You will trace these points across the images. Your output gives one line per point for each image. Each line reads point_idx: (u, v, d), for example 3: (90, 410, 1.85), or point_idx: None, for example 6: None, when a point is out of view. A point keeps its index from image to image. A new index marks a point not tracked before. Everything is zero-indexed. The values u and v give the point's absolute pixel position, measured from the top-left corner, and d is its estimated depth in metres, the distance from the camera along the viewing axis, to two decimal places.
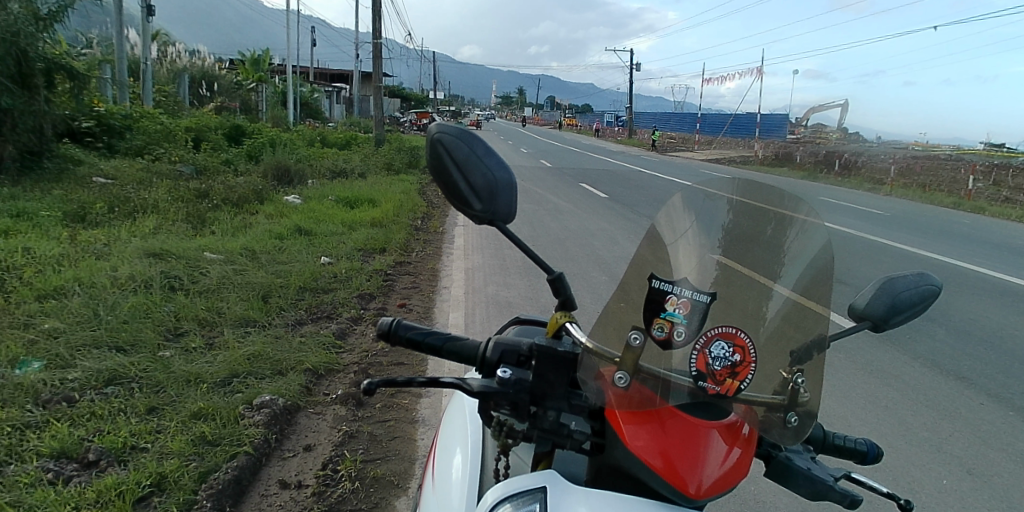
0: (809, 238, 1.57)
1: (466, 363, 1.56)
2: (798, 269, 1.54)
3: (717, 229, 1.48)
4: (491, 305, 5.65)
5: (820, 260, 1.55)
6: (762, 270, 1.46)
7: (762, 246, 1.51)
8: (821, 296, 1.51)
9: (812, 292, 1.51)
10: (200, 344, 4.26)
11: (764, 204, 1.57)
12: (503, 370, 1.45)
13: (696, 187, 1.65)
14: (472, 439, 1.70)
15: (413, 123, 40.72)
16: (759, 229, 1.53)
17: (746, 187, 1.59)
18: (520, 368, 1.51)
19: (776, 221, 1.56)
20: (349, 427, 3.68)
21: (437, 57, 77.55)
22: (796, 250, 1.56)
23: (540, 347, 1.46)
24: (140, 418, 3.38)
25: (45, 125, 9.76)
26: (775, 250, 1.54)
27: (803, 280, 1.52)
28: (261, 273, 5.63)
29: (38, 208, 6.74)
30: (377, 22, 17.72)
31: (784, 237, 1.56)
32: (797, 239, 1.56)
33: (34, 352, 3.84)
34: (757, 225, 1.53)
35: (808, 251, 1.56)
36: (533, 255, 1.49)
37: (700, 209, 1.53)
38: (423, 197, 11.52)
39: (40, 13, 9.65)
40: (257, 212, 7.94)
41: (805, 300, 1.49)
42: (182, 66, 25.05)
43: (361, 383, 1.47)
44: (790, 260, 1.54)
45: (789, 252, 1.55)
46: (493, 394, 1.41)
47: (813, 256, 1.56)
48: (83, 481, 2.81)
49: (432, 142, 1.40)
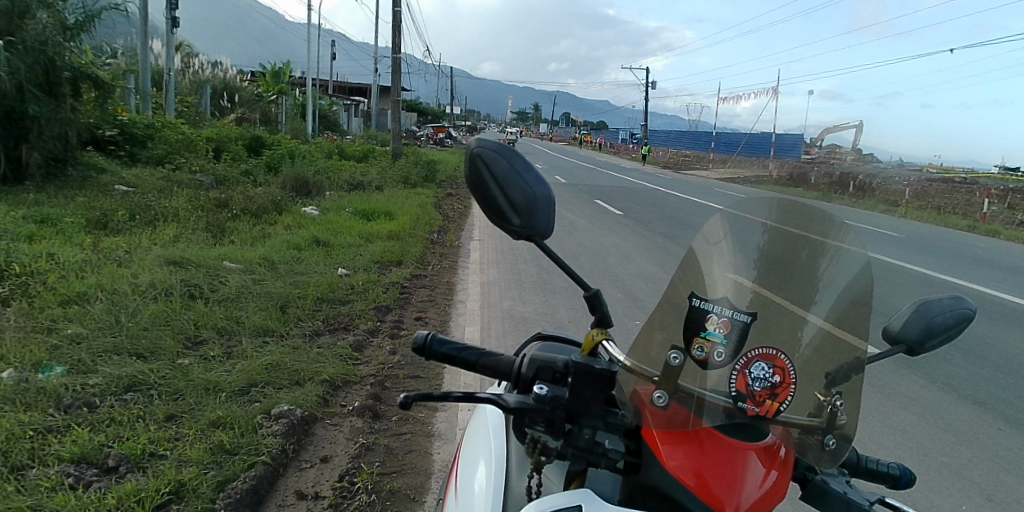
0: (841, 268, 1.57)
1: (501, 379, 1.52)
2: (831, 298, 1.53)
3: (751, 252, 1.49)
4: (506, 321, 5.64)
5: (854, 288, 1.55)
6: (796, 300, 1.45)
7: (795, 274, 1.52)
8: (855, 326, 1.49)
9: (846, 322, 1.50)
10: (220, 352, 4.28)
11: (797, 228, 1.57)
12: (539, 387, 1.39)
13: (734, 214, 1.64)
14: (496, 457, 1.68)
15: (430, 138, 41.04)
16: (793, 255, 1.54)
17: (779, 213, 1.59)
18: (555, 384, 1.47)
19: (809, 249, 1.56)
20: (365, 439, 3.68)
21: (454, 72, 78.15)
22: (829, 279, 1.55)
23: (577, 364, 1.38)
24: (159, 425, 3.40)
25: (70, 133, 9.91)
26: (808, 279, 1.53)
27: (836, 310, 1.51)
28: (280, 283, 5.66)
29: (61, 215, 6.82)
30: (395, 36, 17.87)
31: (816, 265, 1.55)
32: (829, 268, 1.56)
33: (58, 357, 3.90)
34: (791, 252, 1.53)
35: (840, 281, 1.55)
36: (571, 272, 1.47)
37: (735, 235, 1.55)
38: (441, 211, 11.56)
39: (67, 23, 9.83)
40: (276, 222, 7.97)
41: (839, 331, 1.47)
42: (205, 78, 25.39)
43: (397, 397, 1.43)
44: (822, 289, 1.53)
45: (822, 280, 1.54)
46: (527, 411, 1.35)
47: (845, 285, 1.55)
48: (103, 486, 2.83)
49: (472, 157, 1.40)
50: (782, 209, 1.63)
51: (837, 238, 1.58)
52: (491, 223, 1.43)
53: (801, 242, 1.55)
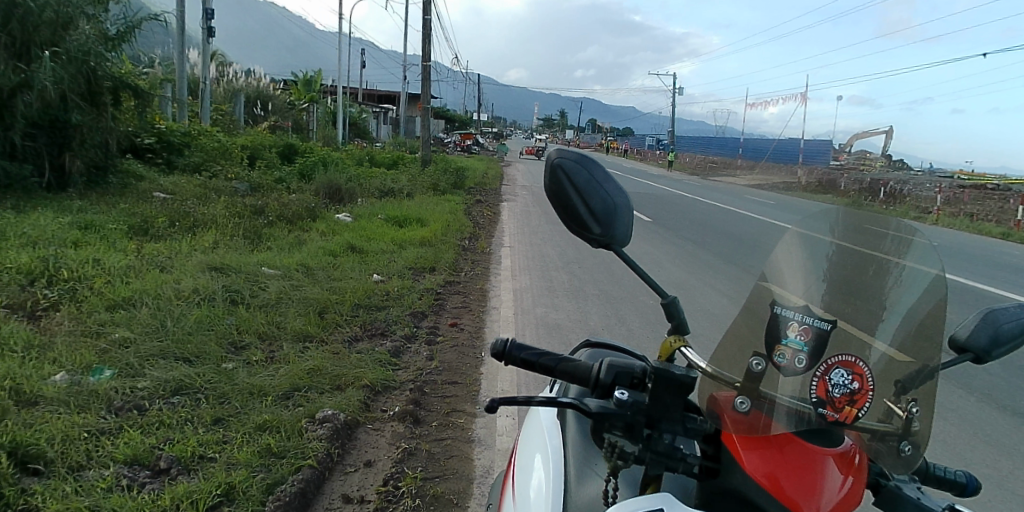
0: (906, 289, 1.60)
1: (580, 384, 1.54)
2: (897, 318, 1.54)
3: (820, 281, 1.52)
4: (540, 327, 5.66)
5: (920, 309, 1.56)
6: (863, 324, 1.46)
7: (863, 294, 1.54)
8: (920, 350, 1.50)
9: (912, 346, 1.50)
10: (262, 357, 4.34)
11: (866, 246, 1.58)
12: (621, 393, 1.45)
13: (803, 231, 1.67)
14: (552, 471, 1.67)
15: (457, 145, 41.27)
16: (861, 274, 1.57)
17: (847, 231, 1.62)
18: (634, 390, 1.49)
19: (876, 267, 1.59)
20: (407, 444, 3.71)
21: (478, 80, 78.53)
22: (894, 300, 1.58)
23: (657, 370, 1.42)
24: (207, 428, 3.46)
25: (111, 141, 10.15)
26: (874, 300, 1.55)
27: (903, 331, 1.51)
28: (318, 288, 5.73)
29: (104, 222, 6.97)
30: (424, 44, 18.03)
31: (882, 284, 1.59)
32: (894, 288, 1.59)
33: (106, 361, 3.98)
34: (860, 273, 1.57)
35: (907, 300, 1.58)
36: (649, 278, 1.59)
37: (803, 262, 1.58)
38: (471, 218, 11.62)
39: (109, 34, 10.14)
40: (311, 229, 8.08)
41: (901, 355, 1.47)
42: (238, 86, 25.84)
43: (484, 401, 1.46)
44: (889, 310, 1.55)
45: (888, 300, 1.57)
46: (610, 414, 1.40)
47: (911, 305, 1.57)
48: (156, 488, 2.89)
49: (553, 168, 1.46)
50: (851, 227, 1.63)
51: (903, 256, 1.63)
52: (569, 230, 1.48)
53: (868, 261, 1.58)
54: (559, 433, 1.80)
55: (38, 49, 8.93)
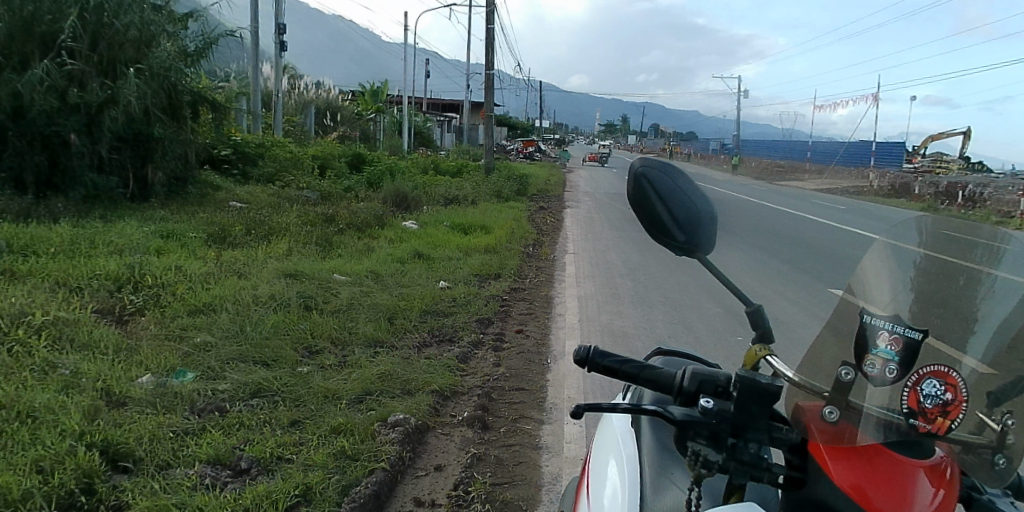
0: (999, 301, 1.49)
1: (662, 392, 1.53)
2: (988, 333, 1.45)
3: (906, 292, 1.47)
4: (605, 335, 5.63)
5: (1015, 321, 1.46)
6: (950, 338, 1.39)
7: (950, 305, 1.46)
8: (1013, 364, 1.41)
9: (1005, 362, 1.41)
10: (334, 361, 4.47)
11: (951, 258, 1.53)
12: (705, 400, 1.42)
13: (889, 246, 1.62)
14: (628, 485, 1.64)
15: (519, 152, 41.45)
16: (949, 285, 1.49)
17: (933, 241, 1.57)
18: (719, 399, 1.47)
19: (965, 277, 1.51)
20: (476, 450, 3.75)
21: (539, 87, 78.78)
22: (986, 312, 1.48)
23: (741, 379, 1.38)
24: (284, 429, 3.58)
25: (190, 153, 10.65)
26: (963, 313, 1.47)
27: (996, 346, 1.42)
28: (387, 295, 5.86)
29: (185, 230, 7.31)
30: (486, 53, 18.23)
31: (973, 297, 1.49)
32: (986, 299, 1.49)
33: (189, 364, 4.17)
34: (947, 286, 1.49)
35: (999, 313, 1.48)
36: (733, 285, 1.63)
37: (887, 276, 1.54)
38: (534, 225, 11.65)
39: (188, 51, 10.74)
40: (379, 236, 8.26)
41: (995, 371, 1.39)
42: (309, 98, 26.71)
43: (569, 407, 1.46)
44: (979, 324, 1.46)
45: (980, 313, 1.48)
46: (694, 422, 1.36)
47: (1005, 319, 1.47)
48: (237, 488, 3.01)
49: (636, 175, 1.51)
50: (938, 239, 1.58)
51: (994, 265, 1.52)
52: (653, 237, 1.54)
53: (955, 271, 1.51)
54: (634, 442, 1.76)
55: (123, 67, 9.44)
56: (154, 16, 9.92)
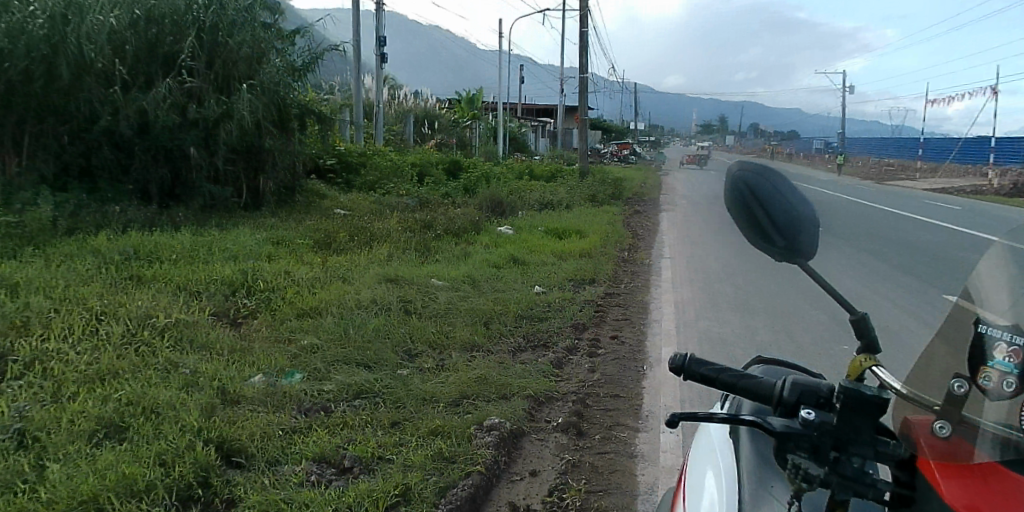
0: None
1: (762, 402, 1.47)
2: None
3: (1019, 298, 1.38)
4: (703, 342, 5.48)
5: None
6: None
7: None
8: None
9: None
10: (433, 365, 4.59)
11: None
12: (805, 411, 1.34)
13: (1001, 256, 1.53)
14: (726, 500, 1.56)
15: (614, 154, 41.07)
16: None
17: None
18: (821, 411, 1.40)
19: None
20: (571, 456, 3.74)
21: (634, 89, 77.73)
22: None
23: (845, 389, 1.32)
24: (385, 430, 3.71)
25: (298, 163, 11.24)
26: None
27: None
28: (483, 299, 5.96)
29: (295, 237, 7.73)
30: (580, 56, 18.20)
31: None
32: None
33: (298, 365, 4.40)
34: None
35: None
36: (837, 293, 1.56)
37: (997, 285, 1.45)
38: (630, 229, 11.51)
39: (296, 66, 11.34)
40: (475, 241, 8.41)
41: None
42: (408, 107, 27.57)
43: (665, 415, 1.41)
44: None
45: None
46: (795, 434, 1.31)
47: None
48: (341, 485, 3.14)
49: (735, 180, 1.54)
50: None
51: None
52: (756, 242, 1.55)
53: None
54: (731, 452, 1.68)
55: (237, 83, 10.10)
56: (264, 34, 10.55)
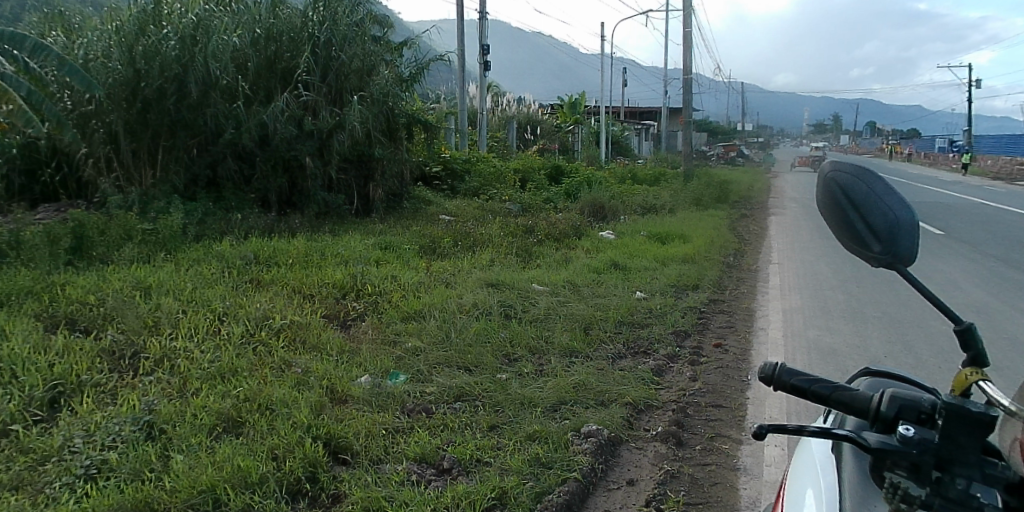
0: None
1: (858, 416, 1.42)
2: None
3: None
4: (814, 352, 5.21)
5: None
6: None
7: None
8: None
9: None
10: (532, 369, 4.64)
11: None
12: (905, 428, 1.30)
13: None
14: None
15: (720, 156, 39.70)
16: None
17: None
18: (921, 426, 1.34)
19: None
20: (670, 466, 3.67)
21: (744, 88, 74.94)
22: None
23: (948, 405, 1.24)
24: (483, 433, 3.79)
25: (406, 171, 11.66)
26: None
27: None
28: (583, 305, 5.94)
29: (401, 242, 8.02)
30: (683, 56, 17.79)
31: None
32: None
33: (402, 367, 4.57)
34: None
35: None
36: (938, 301, 1.49)
37: None
38: (737, 234, 11.11)
39: (404, 76, 11.78)
40: (576, 246, 8.41)
41: None
42: (511, 113, 27.89)
43: (752, 426, 1.38)
44: None
45: None
46: (893, 451, 1.26)
47: None
48: (439, 486, 3.24)
49: (828, 182, 1.50)
50: None
51: None
52: (851, 248, 1.50)
53: None
54: (834, 471, 1.58)
55: (349, 95, 10.61)
56: (374, 47, 11.04)
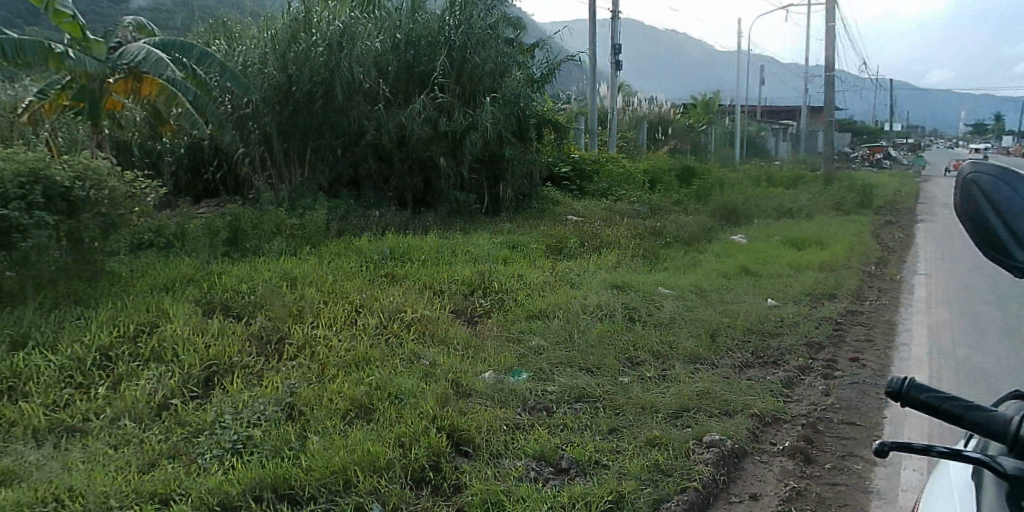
0: None
1: (996, 442, 1.22)
2: None
3: None
4: (970, 371, 4.75)
5: None
6: None
7: None
8: None
9: None
10: (655, 374, 4.57)
11: None
12: None
13: None
14: None
15: (864, 158, 36.76)
16: None
17: None
18: None
19: None
20: (797, 484, 3.49)
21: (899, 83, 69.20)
22: None
23: None
24: (603, 436, 3.78)
25: (535, 171, 11.83)
26: None
27: None
28: (710, 311, 5.77)
29: (528, 242, 8.16)
30: (829, 51, 16.73)
31: None
32: None
33: (525, 364, 4.66)
34: None
35: None
36: None
37: None
38: (884, 241, 10.33)
39: (535, 77, 11.94)
40: (705, 250, 8.16)
41: None
42: (643, 113, 27.46)
43: (871, 443, 1.24)
44: None
45: None
46: None
47: None
48: (557, 484, 3.28)
49: (966, 185, 1.30)
50: None
51: None
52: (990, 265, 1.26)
53: None
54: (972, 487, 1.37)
55: (482, 96, 10.90)
56: (506, 50, 11.28)
